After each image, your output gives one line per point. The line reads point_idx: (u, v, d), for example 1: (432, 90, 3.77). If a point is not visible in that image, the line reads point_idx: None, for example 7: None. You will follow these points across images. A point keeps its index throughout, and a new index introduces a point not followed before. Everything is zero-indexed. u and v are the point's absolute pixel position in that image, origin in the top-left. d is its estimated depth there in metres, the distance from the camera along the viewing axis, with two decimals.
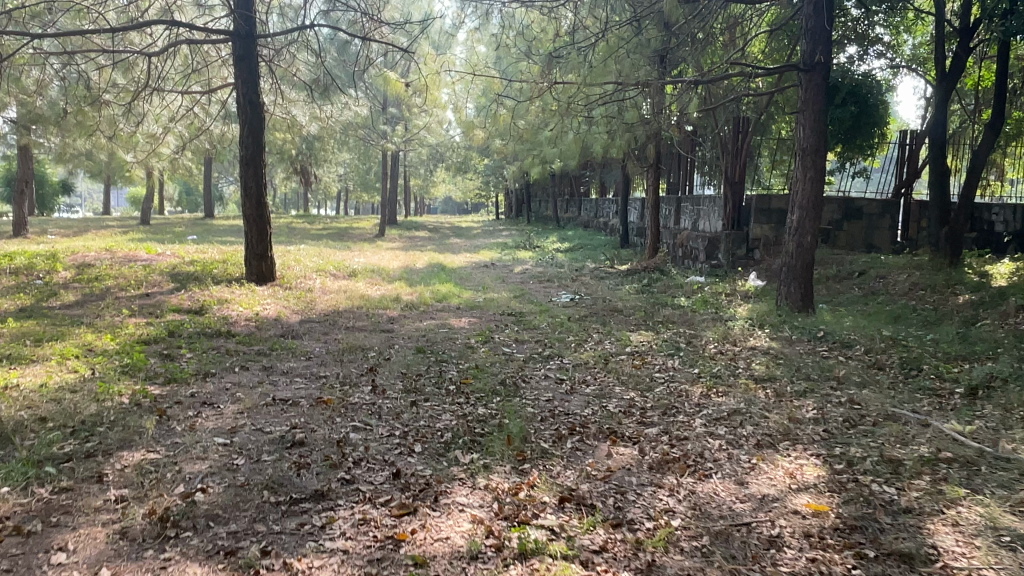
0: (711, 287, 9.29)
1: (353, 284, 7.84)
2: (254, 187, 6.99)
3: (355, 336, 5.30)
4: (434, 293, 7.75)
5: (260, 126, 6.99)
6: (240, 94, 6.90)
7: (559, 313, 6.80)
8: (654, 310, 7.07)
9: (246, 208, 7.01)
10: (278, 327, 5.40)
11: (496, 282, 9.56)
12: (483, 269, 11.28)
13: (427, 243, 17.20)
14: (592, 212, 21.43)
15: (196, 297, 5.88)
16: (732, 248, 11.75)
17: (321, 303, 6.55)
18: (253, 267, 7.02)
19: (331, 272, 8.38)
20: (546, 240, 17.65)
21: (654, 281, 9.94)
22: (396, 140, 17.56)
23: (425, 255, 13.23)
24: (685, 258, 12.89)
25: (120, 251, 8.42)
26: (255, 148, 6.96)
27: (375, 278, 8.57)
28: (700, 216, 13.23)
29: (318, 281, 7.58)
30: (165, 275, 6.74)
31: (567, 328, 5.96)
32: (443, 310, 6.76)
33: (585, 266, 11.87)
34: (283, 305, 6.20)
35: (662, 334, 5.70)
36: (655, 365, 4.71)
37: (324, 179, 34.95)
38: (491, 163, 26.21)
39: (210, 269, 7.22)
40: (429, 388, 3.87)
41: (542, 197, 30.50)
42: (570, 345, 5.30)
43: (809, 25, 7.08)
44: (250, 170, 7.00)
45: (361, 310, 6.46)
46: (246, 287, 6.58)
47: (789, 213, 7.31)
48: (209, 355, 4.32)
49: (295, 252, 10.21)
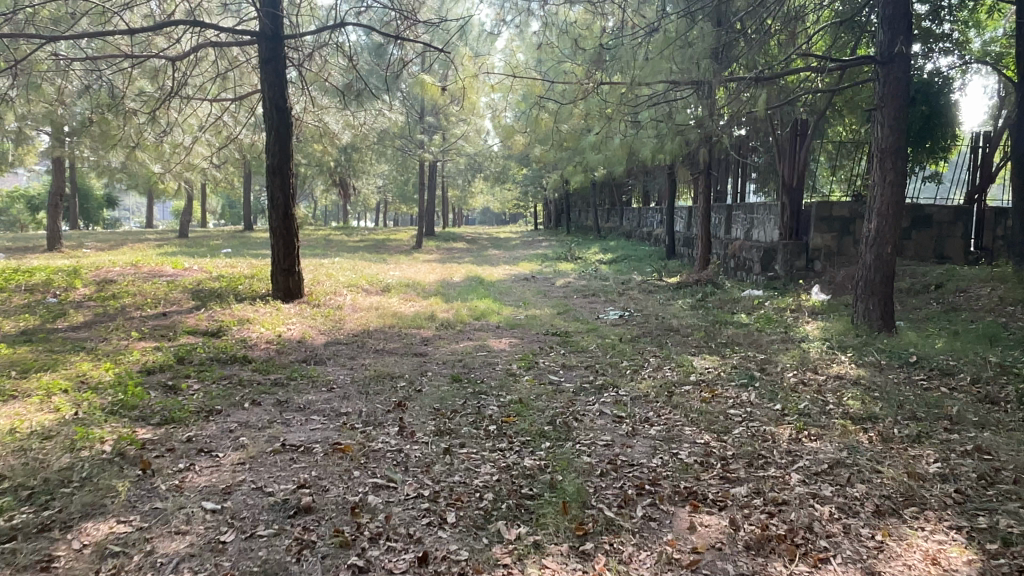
0: (772, 302, 8.55)
1: (386, 300, 7.33)
2: (281, 197, 6.50)
3: (384, 361, 4.75)
4: (472, 310, 7.19)
5: (287, 131, 6.53)
6: (266, 98, 6.45)
7: (610, 333, 6.17)
8: (714, 330, 6.40)
9: (272, 220, 6.53)
10: (301, 350, 4.88)
11: (537, 296, 8.99)
12: (524, 282, 10.71)
13: (465, 254, 16.73)
14: (635, 221, 20.74)
15: (215, 316, 5.42)
16: (789, 258, 11.03)
17: (350, 323, 6.02)
18: (280, 282, 6.55)
19: (363, 287, 7.89)
20: (588, 251, 17.01)
21: (707, 295, 9.24)
22: (433, 149, 17.16)
23: (463, 267, 12.71)
24: (739, 270, 12.28)
25: (145, 265, 8.08)
26: (281, 155, 6.49)
27: (410, 294, 8.07)
28: (754, 225, 12.47)
29: (349, 297, 7.09)
30: (186, 292, 6.32)
31: (621, 352, 5.33)
32: (483, 330, 6.17)
33: (631, 278, 11.21)
34: (309, 325, 5.69)
35: (729, 358, 5.03)
36: (727, 398, 4.05)
37: (363, 191, 34.96)
38: (531, 173, 25.71)
39: (235, 284, 6.78)
40: (465, 430, 3.29)
41: (583, 207, 29.86)
42: (626, 372, 4.67)
43: (886, 12, 6.35)
44: (277, 178, 6.52)
45: (393, 330, 5.92)
46: (271, 304, 6.11)
47: (866, 221, 6.57)
48: (218, 386, 3.81)
49: (328, 266, 9.78)
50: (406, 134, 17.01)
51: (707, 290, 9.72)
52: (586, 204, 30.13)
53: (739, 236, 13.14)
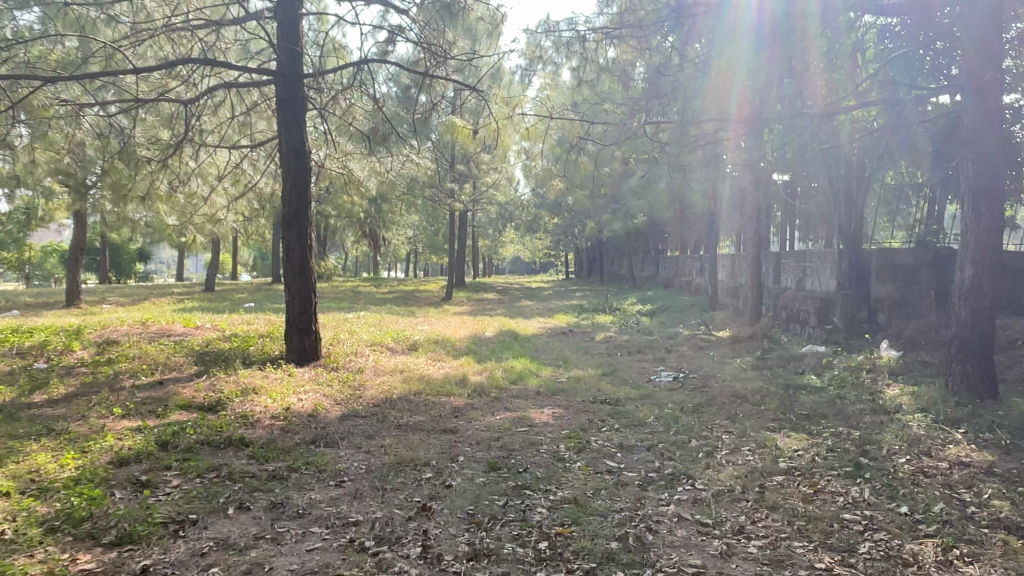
0: (841, 361, 7.64)
1: (413, 361, 6.61)
2: (298, 248, 5.85)
3: (406, 442, 3.97)
4: (507, 372, 6.42)
5: (305, 177, 5.96)
6: (283, 142, 5.91)
7: (668, 401, 5.36)
8: (788, 397, 5.55)
9: (287, 274, 5.87)
10: (310, 427, 4.14)
11: (577, 354, 8.21)
12: (560, 338, 9.94)
13: (497, 306, 16.04)
14: (673, 270, 19.95)
15: (216, 386, 4.73)
16: (851, 310, 10.13)
17: (371, 391, 5.27)
18: (295, 343, 5.88)
19: (388, 345, 7.21)
20: (626, 301, 16.21)
21: (766, 352, 8.37)
22: (464, 198, 16.69)
23: (496, 321, 12.01)
24: (792, 322, 11.39)
25: (155, 323, 7.53)
26: (298, 203, 5.88)
27: (439, 352, 7.36)
28: (807, 274, 11.62)
29: (372, 358, 6.37)
30: (190, 355, 5.67)
31: (686, 426, 4.51)
32: (522, 398, 5.39)
33: (677, 332, 10.38)
34: (323, 395, 4.95)
35: (820, 439, 4.18)
36: (835, 497, 3.22)
37: (393, 242, 34.77)
38: (563, 221, 25.18)
39: (246, 345, 6.12)
40: (508, 550, 2.51)
41: (616, 256, 29.21)
42: (699, 457, 3.85)
43: (970, 36, 5.56)
44: (293, 229, 5.89)
45: (420, 400, 5.15)
46: (283, 369, 5.41)
47: (957, 270, 5.70)
48: (200, 485, 3.08)
49: (351, 321, 9.16)
50: (435, 183, 16.58)
51: (764, 346, 8.85)
52: (620, 251, 29.36)
53: (791, 285, 12.26)
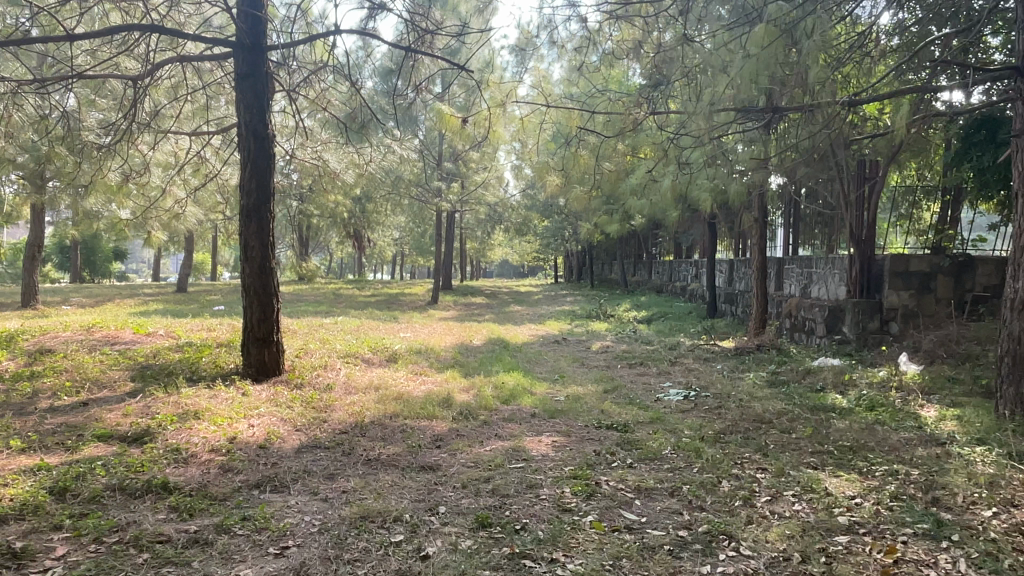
0: (863, 378, 6.98)
1: (390, 376, 5.83)
2: (259, 247, 5.08)
3: (374, 484, 3.21)
4: (498, 389, 5.67)
5: (268, 164, 5.19)
6: (241, 125, 5.13)
7: (683, 426, 4.64)
8: (819, 423, 4.85)
9: (245, 276, 5.08)
10: (257, 465, 3.38)
11: (573, 366, 7.47)
12: (554, 347, 9.21)
13: (485, 311, 15.28)
14: (668, 274, 19.34)
15: (150, 410, 3.94)
16: (861, 319, 9.47)
17: (337, 415, 4.49)
18: (252, 355, 5.08)
19: (364, 356, 6.44)
20: (620, 307, 15.52)
21: (778, 366, 7.69)
22: (452, 197, 15.93)
23: (484, 328, 11.27)
24: (799, 332, 10.71)
25: (103, 329, 6.71)
26: (260, 195, 5.10)
27: (421, 364, 6.60)
28: (813, 280, 10.95)
29: (344, 372, 5.57)
30: (129, 370, 4.87)
31: (711, 462, 3.78)
32: (515, 422, 4.65)
33: (679, 342, 9.67)
34: (277, 421, 4.16)
35: (876, 483, 3.48)
36: (922, 570, 2.51)
37: (379, 243, 33.99)
38: (555, 223, 24.53)
39: (198, 357, 5.32)
40: None
41: (608, 260, 28.64)
42: (735, 507, 3.13)
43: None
44: (253, 224, 5.10)
45: (395, 425, 4.39)
46: (235, 387, 4.62)
47: (1009, 277, 4.90)
48: (94, 556, 2.31)
49: (327, 328, 8.40)
50: (421, 181, 15.81)
51: (774, 359, 8.17)
52: (612, 255, 28.71)
53: (796, 292, 11.60)
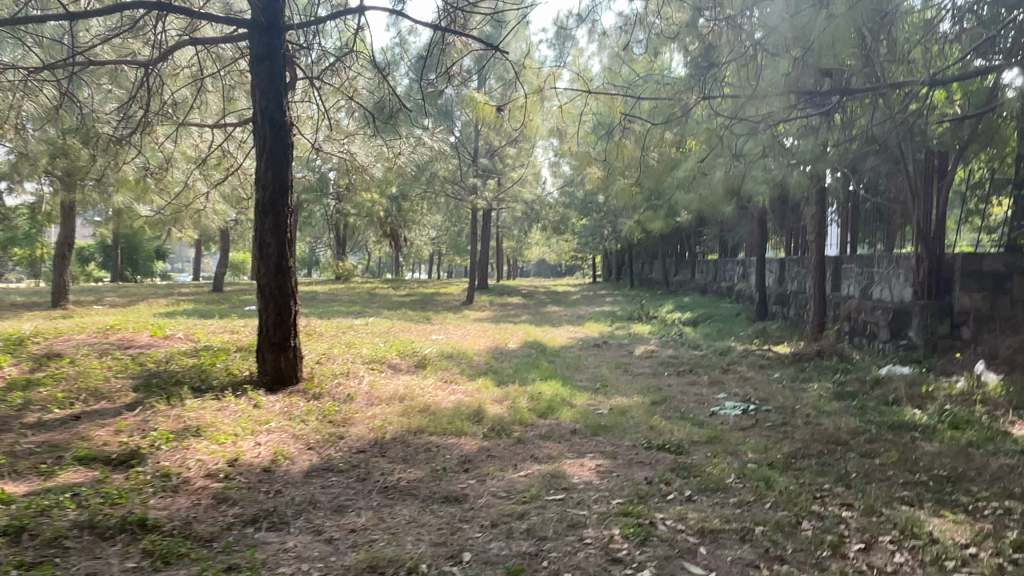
0: (940, 389, 6.29)
1: (418, 384, 5.36)
2: (275, 243, 4.63)
3: (389, 522, 2.73)
4: (535, 400, 5.16)
5: (286, 154, 4.75)
6: (256, 111, 4.70)
7: (747, 449, 4.08)
8: (902, 445, 4.23)
9: (260, 276, 4.63)
10: (256, 494, 2.92)
11: (616, 374, 6.92)
12: (595, 351, 8.64)
13: (522, 312, 14.77)
14: (712, 274, 18.59)
15: (146, 427, 3.53)
16: (930, 323, 8.69)
17: (356, 431, 4.01)
18: (267, 363, 4.62)
19: (392, 362, 5.98)
20: (663, 309, 14.86)
21: (842, 376, 7.03)
22: (487, 194, 15.46)
23: (520, 330, 10.77)
24: (860, 337, 9.95)
25: (120, 331, 6.39)
26: (276, 188, 4.66)
27: (452, 371, 6.12)
28: (875, 280, 10.17)
29: (367, 380, 5.08)
30: (134, 378, 4.47)
31: (785, 497, 3.22)
32: (554, 441, 4.14)
33: (729, 347, 9.03)
34: (288, 439, 3.69)
35: (991, 527, 2.89)
36: None
37: (416, 242, 33.80)
38: (593, 221, 23.94)
39: (211, 363, 4.90)
40: None
41: (648, 259, 27.93)
42: (823, 559, 2.57)
43: None
44: (269, 219, 4.65)
45: (420, 444, 3.90)
46: (245, 399, 4.18)
47: None
48: None
49: (356, 331, 7.99)
50: (456, 178, 15.38)
51: (836, 366, 7.50)
52: (652, 254, 27.98)
53: (855, 293, 10.81)
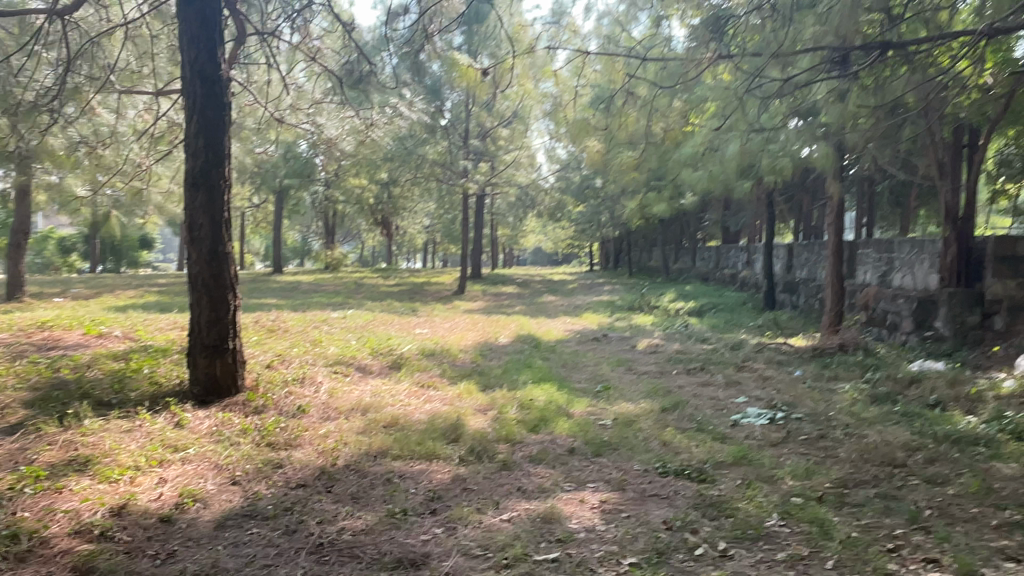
0: (987, 386, 5.51)
1: (388, 391, 4.54)
2: (209, 223, 3.81)
3: None
4: (526, 409, 4.37)
5: (220, 115, 3.93)
6: (184, 63, 3.87)
7: (786, 476, 3.29)
8: (971, 466, 3.44)
9: (191, 264, 3.80)
10: (133, 563, 2.14)
11: (618, 373, 6.12)
12: (594, 346, 7.85)
13: (516, 302, 13.98)
14: (716, 261, 17.81)
15: (16, 461, 2.75)
16: (956, 311, 7.82)
17: (299, 457, 3.21)
18: (201, 370, 3.79)
19: (361, 363, 5.17)
20: (665, 298, 14.07)
21: (871, 374, 6.25)
22: (479, 177, 14.61)
23: (513, 322, 9.97)
24: (883, 329, 9.17)
25: (50, 328, 5.59)
26: (209, 155, 3.84)
27: (431, 373, 5.31)
28: (895, 267, 9.40)
29: (325, 387, 4.27)
30: (33, 389, 3.67)
31: (850, 551, 2.43)
32: (546, 466, 3.34)
33: (740, 340, 8.26)
34: (205, 473, 2.90)
35: None
36: None
37: (409, 229, 32.90)
38: (591, 207, 23.14)
39: (137, 369, 4.09)
40: None
41: (647, 246, 27.15)
42: None
43: None
44: (201, 195, 3.83)
45: (378, 474, 3.10)
46: (164, 419, 3.38)
47: None
48: None
49: (328, 325, 7.19)
50: (445, 160, 14.52)
51: (861, 362, 6.73)
52: (651, 242, 27.17)
53: (873, 280, 10.05)
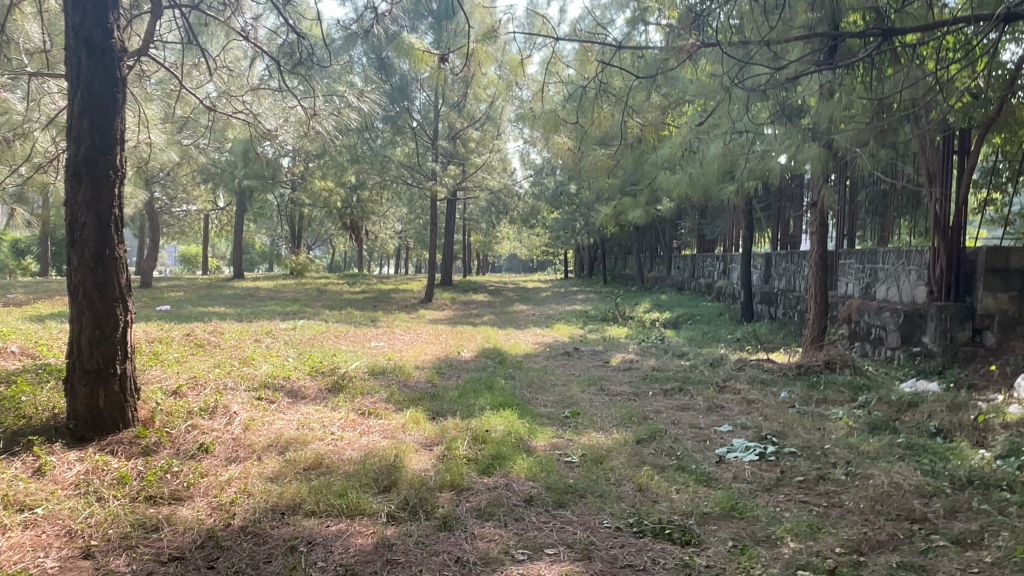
0: (993, 411, 5.00)
1: (319, 421, 3.86)
2: (94, 222, 3.11)
3: None
4: (480, 443, 3.74)
5: (112, 92, 3.22)
6: (67, 27, 3.17)
7: (789, 539, 2.71)
8: (1005, 521, 2.88)
9: (71, 272, 3.10)
10: None
11: (589, 395, 5.52)
12: (565, 362, 7.25)
13: (485, 312, 13.35)
14: (692, 270, 17.37)
15: None
16: (945, 325, 7.29)
17: (184, 516, 2.55)
18: (79, 400, 3.09)
19: (295, 386, 4.49)
20: (640, 308, 13.54)
21: (864, 396, 5.72)
22: (449, 180, 13.98)
23: (479, 333, 9.32)
24: (868, 344, 8.68)
25: None
26: (96, 140, 3.15)
27: (376, 396, 4.66)
28: (878, 279, 8.92)
29: (240, 418, 3.59)
30: None
31: None
32: (496, 524, 2.72)
33: (719, 356, 7.72)
34: (50, 544, 2.24)
35: None
36: None
37: (380, 234, 32.13)
38: (566, 213, 22.63)
39: (8, 394, 3.40)
40: None
41: (623, 254, 26.75)
42: None
43: None
44: (86, 189, 3.12)
45: (280, 540, 2.45)
46: (16, 465, 2.70)
47: None
48: None
49: (271, 339, 6.49)
50: (414, 162, 13.86)
51: (851, 382, 6.21)
52: (627, 250, 26.77)
53: (856, 292, 9.57)
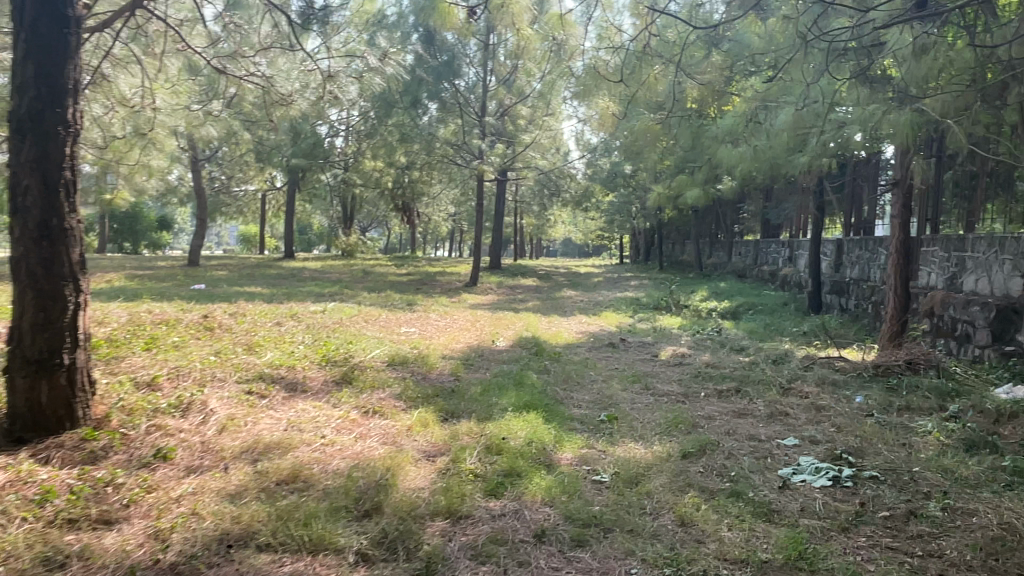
0: None
1: (311, 422, 3.35)
2: (38, 185, 2.63)
3: None
4: (493, 455, 3.16)
5: (64, 35, 2.75)
6: None
7: None
8: None
9: (12, 244, 2.64)
10: None
11: (632, 395, 4.87)
12: (608, 355, 6.60)
13: (531, 297, 12.75)
14: (754, 256, 16.37)
15: None
16: None
17: (104, 546, 2.06)
18: (20, 394, 2.67)
19: (296, 378, 4.00)
20: (696, 296, 12.72)
21: (954, 404, 4.91)
22: (496, 159, 13.39)
23: (520, 320, 8.72)
24: (953, 342, 7.71)
25: None
26: (43, 90, 2.67)
27: (386, 392, 4.13)
28: (965, 268, 7.92)
29: (216, 416, 3.14)
30: None
31: None
32: (492, 571, 2.15)
33: (783, 351, 6.94)
34: None
35: None
36: None
37: (433, 216, 31.86)
38: (621, 195, 21.77)
39: None
40: None
41: (680, 239, 25.75)
42: None
43: None
44: (30, 146, 2.65)
45: None
46: None
47: None
48: None
49: (290, 322, 6.07)
50: (460, 140, 13.33)
51: (938, 386, 5.39)
52: (685, 235, 25.74)
53: (939, 284, 8.57)
